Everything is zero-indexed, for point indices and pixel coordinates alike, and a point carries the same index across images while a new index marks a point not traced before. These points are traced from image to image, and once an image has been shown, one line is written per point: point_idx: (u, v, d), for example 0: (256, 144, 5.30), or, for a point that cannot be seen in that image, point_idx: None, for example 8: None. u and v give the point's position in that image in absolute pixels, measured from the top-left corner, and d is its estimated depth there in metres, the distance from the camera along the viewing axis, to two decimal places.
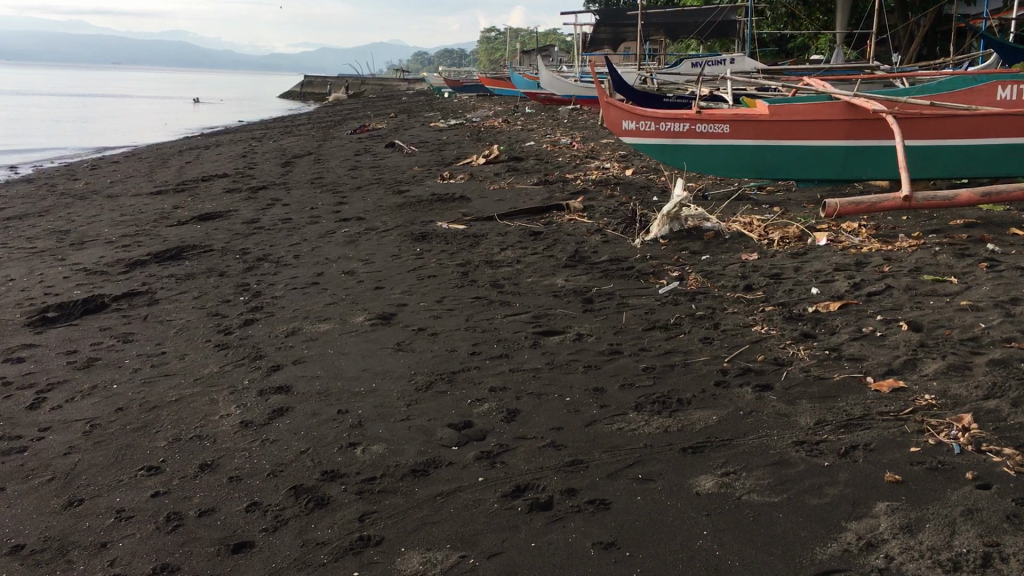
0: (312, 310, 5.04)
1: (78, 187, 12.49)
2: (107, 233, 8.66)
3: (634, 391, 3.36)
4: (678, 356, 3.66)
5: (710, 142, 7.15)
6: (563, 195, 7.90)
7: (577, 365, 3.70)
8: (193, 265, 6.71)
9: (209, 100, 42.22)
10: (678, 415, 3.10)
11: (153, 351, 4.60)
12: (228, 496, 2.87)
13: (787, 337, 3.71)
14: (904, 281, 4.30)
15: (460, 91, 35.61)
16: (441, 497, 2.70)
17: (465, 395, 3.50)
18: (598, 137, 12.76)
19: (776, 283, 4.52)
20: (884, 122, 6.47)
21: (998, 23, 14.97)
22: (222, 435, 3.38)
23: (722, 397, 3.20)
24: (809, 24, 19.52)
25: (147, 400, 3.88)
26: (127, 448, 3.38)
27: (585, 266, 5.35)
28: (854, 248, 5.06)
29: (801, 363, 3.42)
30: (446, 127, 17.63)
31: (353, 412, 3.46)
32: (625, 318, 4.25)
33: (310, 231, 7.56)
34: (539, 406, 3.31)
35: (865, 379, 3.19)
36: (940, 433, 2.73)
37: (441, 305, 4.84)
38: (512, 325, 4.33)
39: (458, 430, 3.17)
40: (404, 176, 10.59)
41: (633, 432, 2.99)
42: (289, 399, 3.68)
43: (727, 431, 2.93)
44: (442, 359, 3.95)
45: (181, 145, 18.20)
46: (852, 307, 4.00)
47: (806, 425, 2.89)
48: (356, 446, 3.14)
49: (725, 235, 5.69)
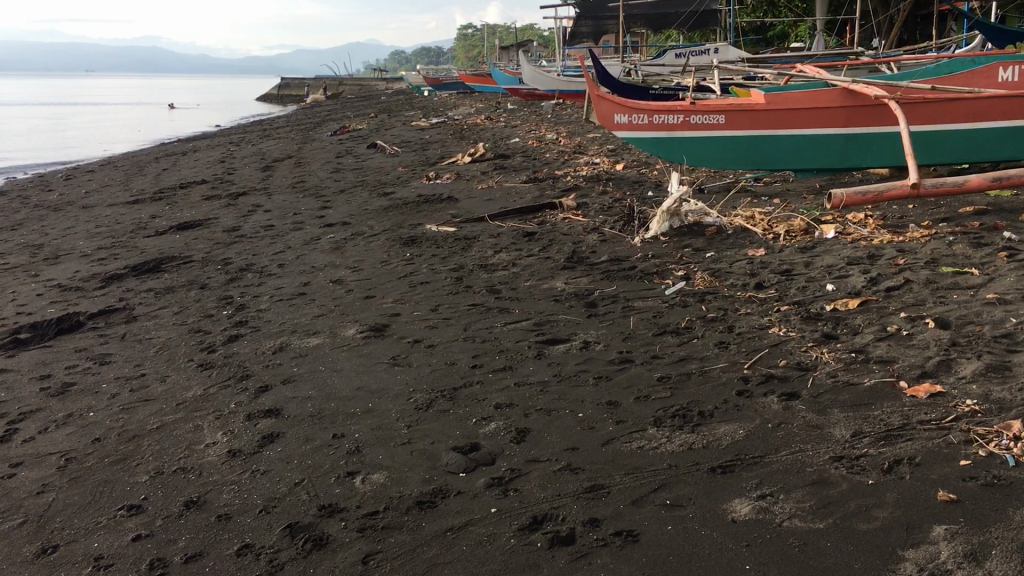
0: (301, 323, 4.80)
1: (52, 199, 12.15)
2: (83, 246, 8.36)
3: (651, 404, 3.13)
4: (693, 364, 3.44)
5: (706, 133, 6.95)
6: (554, 193, 7.67)
7: (587, 376, 3.47)
8: (173, 277, 6.43)
9: (186, 106, 41.59)
10: (702, 430, 2.87)
11: (132, 373, 4.34)
12: (217, 539, 2.62)
13: (808, 340, 3.49)
14: (923, 274, 4.09)
15: (439, 89, 35.37)
16: (452, 532, 2.46)
17: (469, 414, 3.26)
18: (584, 131, 12.54)
19: (788, 280, 4.31)
20: (884, 108, 6.27)
21: (980, 6, 14.83)
22: (207, 467, 3.13)
23: (746, 408, 2.98)
24: (789, 11, 19.33)
25: (126, 429, 3.63)
26: (105, 484, 3.13)
27: (585, 267, 5.12)
28: (864, 241, 4.85)
29: (826, 368, 3.20)
30: (427, 126, 17.36)
31: (350, 436, 3.22)
32: (633, 323, 4.03)
33: (294, 238, 7.30)
34: (551, 424, 3.08)
35: (899, 384, 2.97)
36: (990, 443, 2.50)
37: (436, 313, 4.61)
38: (514, 334, 4.10)
39: (465, 454, 2.94)
40: (389, 177, 10.33)
41: (655, 452, 2.77)
42: (280, 423, 3.43)
43: (756, 447, 2.70)
44: (442, 374, 3.71)
45: (158, 151, 17.85)
46: (872, 304, 3.79)
47: (842, 438, 2.67)
48: (355, 475, 2.90)
49: (727, 231, 5.48)
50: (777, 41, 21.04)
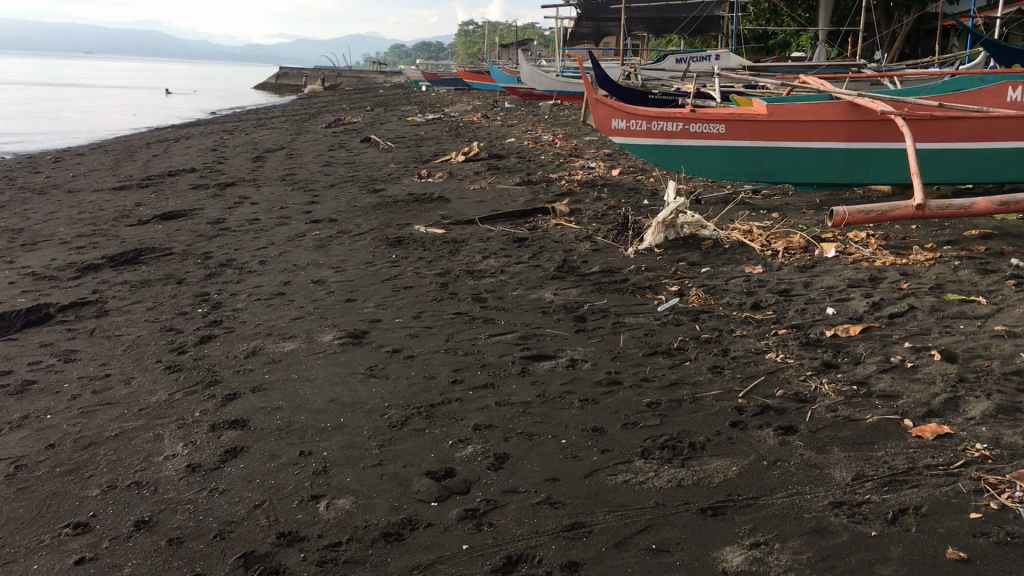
0: (277, 325, 4.59)
1: (38, 181, 11.92)
2: (63, 232, 8.13)
3: (637, 432, 2.95)
4: (685, 389, 3.25)
5: (705, 142, 6.76)
6: (547, 197, 7.49)
7: (572, 398, 3.28)
8: (150, 270, 6.22)
9: (184, 91, 41.21)
10: (692, 465, 2.68)
11: (97, 373, 4.13)
12: (166, 566, 2.42)
13: (807, 368, 3.31)
14: (927, 300, 3.91)
15: (437, 84, 35.17)
16: (418, 571, 2.27)
17: (446, 435, 3.07)
18: (581, 134, 12.34)
19: (787, 301, 4.13)
20: (888, 123, 6.10)
21: (985, 22, 14.68)
22: (164, 483, 2.92)
23: (740, 442, 2.80)
24: (791, 20, 19.17)
25: (83, 435, 3.42)
26: (53, 497, 2.92)
27: (576, 277, 4.94)
28: (866, 261, 4.69)
29: (826, 401, 3.01)
30: (423, 121, 17.14)
31: (318, 454, 3.02)
32: (623, 341, 3.84)
33: (278, 233, 7.09)
34: (531, 450, 2.89)
35: (904, 422, 2.79)
36: (1002, 493, 2.33)
37: (418, 322, 4.41)
38: (498, 348, 3.90)
39: (437, 481, 2.74)
40: (380, 174, 10.11)
41: (642, 487, 2.58)
42: (245, 436, 3.23)
43: (750, 487, 2.52)
44: (420, 389, 3.51)
45: (150, 137, 17.63)
46: (874, 331, 3.62)
47: (843, 480, 2.49)
48: (319, 499, 2.70)
49: (724, 245, 5.30)
50: (778, 49, 20.87)
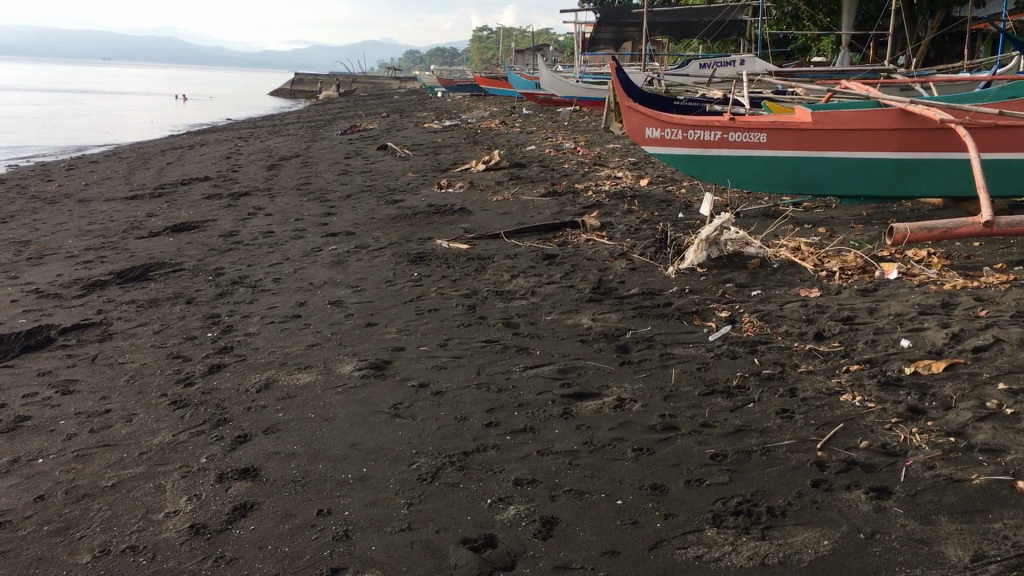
0: (293, 353, 4.23)
1: (50, 190, 11.67)
2: (70, 245, 7.82)
3: (705, 492, 2.56)
4: (753, 438, 2.87)
5: (744, 152, 6.35)
6: (575, 209, 7.12)
7: (625, 447, 2.90)
8: (158, 288, 5.88)
9: (198, 97, 41.44)
10: (774, 537, 2.30)
11: (96, 409, 3.77)
12: None
13: (890, 414, 2.92)
14: (1013, 331, 3.49)
15: (452, 90, 34.97)
16: None
17: (484, 491, 2.70)
18: (605, 142, 11.95)
19: (853, 331, 3.73)
20: (944, 132, 5.72)
21: (1017, 25, 14.17)
22: (163, 548, 2.56)
23: (827, 507, 2.41)
24: (815, 25, 18.74)
25: (76, 485, 3.06)
26: (37, 564, 2.56)
27: (613, 300, 4.57)
28: (934, 284, 4.28)
29: (920, 456, 2.63)
30: (441, 128, 16.78)
31: (338, 514, 2.65)
32: (674, 377, 3.45)
33: (293, 247, 6.76)
34: (583, 514, 2.51)
35: (1018, 486, 2.40)
36: None
37: (445, 351, 4.04)
38: (535, 383, 3.53)
39: (477, 552, 2.37)
40: (398, 183, 9.77)
41: (717, 565, 2.20)
42: (257, 489, 2.87)
43: (848, 569, 2.14)
44: (450, 434, 3.14)
45: (165, 144, 17.41)
46: (960, 368, 3.22)
47: (960, 562, 2.11)
48: (341, 573, 2.34)
49: (772, 264, 4.92)
50: (800, 53, 20.40)
